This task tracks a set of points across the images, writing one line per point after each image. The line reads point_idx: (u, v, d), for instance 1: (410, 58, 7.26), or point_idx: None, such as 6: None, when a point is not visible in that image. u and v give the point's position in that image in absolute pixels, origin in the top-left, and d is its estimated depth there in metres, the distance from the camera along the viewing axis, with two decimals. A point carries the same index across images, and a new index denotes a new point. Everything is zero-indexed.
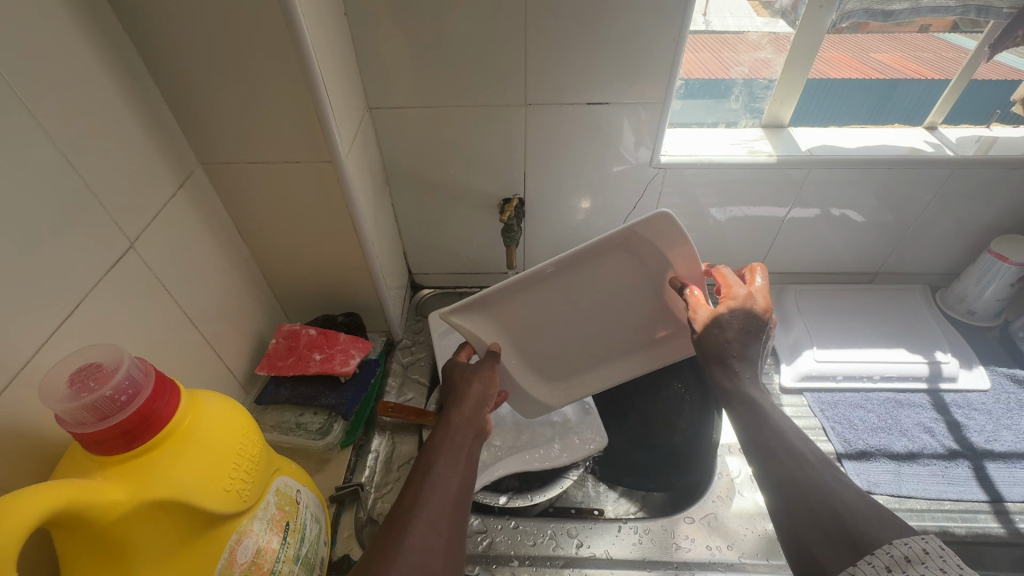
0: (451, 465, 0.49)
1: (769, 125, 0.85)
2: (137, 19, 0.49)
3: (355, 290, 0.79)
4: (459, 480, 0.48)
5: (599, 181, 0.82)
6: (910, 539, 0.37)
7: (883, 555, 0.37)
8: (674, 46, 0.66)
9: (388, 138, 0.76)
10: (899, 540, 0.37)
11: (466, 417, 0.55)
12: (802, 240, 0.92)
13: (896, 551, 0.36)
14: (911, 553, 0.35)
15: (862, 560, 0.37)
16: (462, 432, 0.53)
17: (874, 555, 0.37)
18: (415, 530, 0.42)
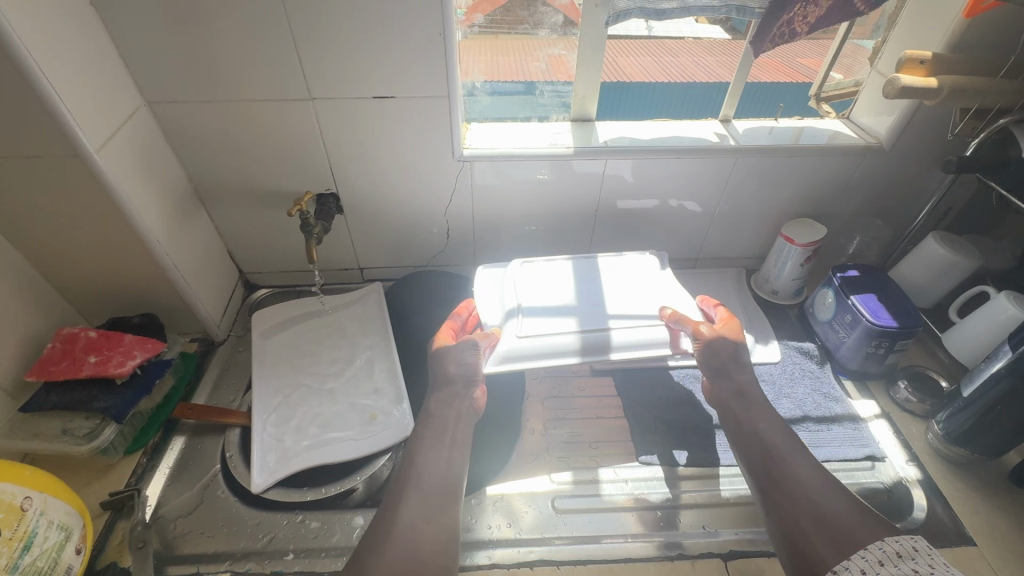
0: (431, 446, 0.65)
1: (578, 119, 0.89)
2: None
3: (153, 291, 0.77)
4: (444, 458, 0.64)
5: (409, 176, 0.83)
6: (902, 539, 0.48)
7: (876, 551, 0.48)
8: (441, 39, 0.67)
9: (178, 134, 0.75)
10: (893, 539, 0.48)
11: (442, 402, 0.69)
12: (623, 229, 0.96)
13: (884, 548, 0.48)
14: (899, 549, 0.47)
15: (856, 556, 0.49)
16: (442, 415, 0.68)
17: (867, 550, 0.48)
18: (406, 508, 0.57)
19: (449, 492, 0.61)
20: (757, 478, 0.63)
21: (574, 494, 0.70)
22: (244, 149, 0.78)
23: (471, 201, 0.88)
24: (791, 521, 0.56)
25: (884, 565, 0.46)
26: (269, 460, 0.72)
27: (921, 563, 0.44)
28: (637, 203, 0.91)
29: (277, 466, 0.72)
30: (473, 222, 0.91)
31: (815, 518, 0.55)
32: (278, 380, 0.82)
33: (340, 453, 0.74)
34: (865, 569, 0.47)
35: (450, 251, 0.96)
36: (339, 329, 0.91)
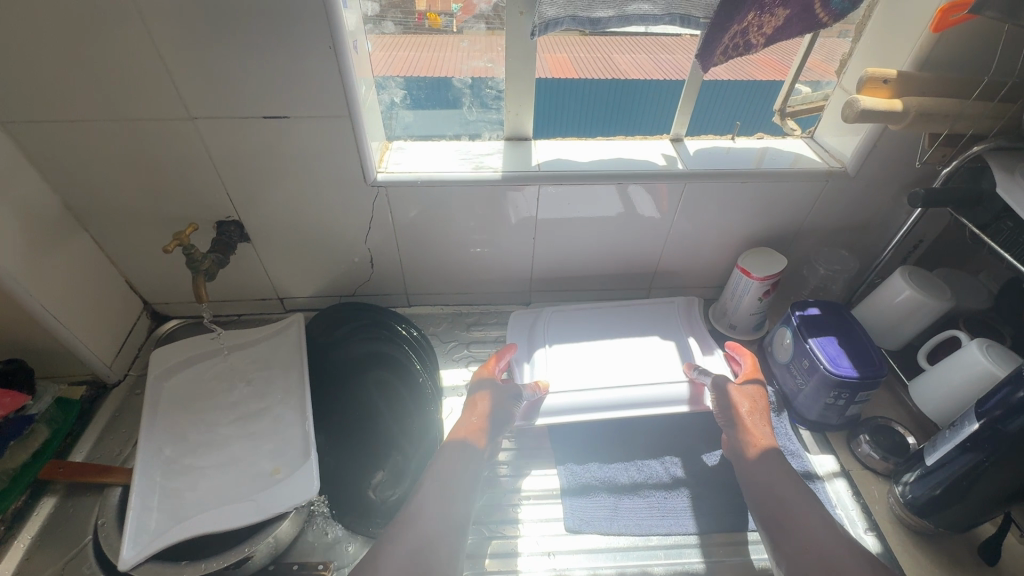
0: (447, 475, 0.64)
1: (513, 138, 0.80)
2: None
3: (21, 333, 0.68)
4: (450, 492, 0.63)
5: (319, 202, 0.74)
6: None
7: None
8: (333, 51, 0.59)
9: (45, 157, 0.66)
10: None
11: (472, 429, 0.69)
12: (566, 259, 0.87)
13: None
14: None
15: None
16: (461, 445, 0.67)
17: None
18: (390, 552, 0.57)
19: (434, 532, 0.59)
20: (769, 524, 0.60)
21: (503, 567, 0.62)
22: (124, 172, 0.69)
23: (393, 228, 0.79)
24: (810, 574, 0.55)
25: None
26: (145, 529, 0.63)
27: None
28: (579, 231, 0.82)
29: (152, 536, 0.63)
30: (399, 250, 0.83)
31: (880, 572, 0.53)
32: (171, 429, 0.73)
33: (225, 519, 0.64)
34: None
35: (377, 280, 0.87)
36: (249, 368, 0.82)
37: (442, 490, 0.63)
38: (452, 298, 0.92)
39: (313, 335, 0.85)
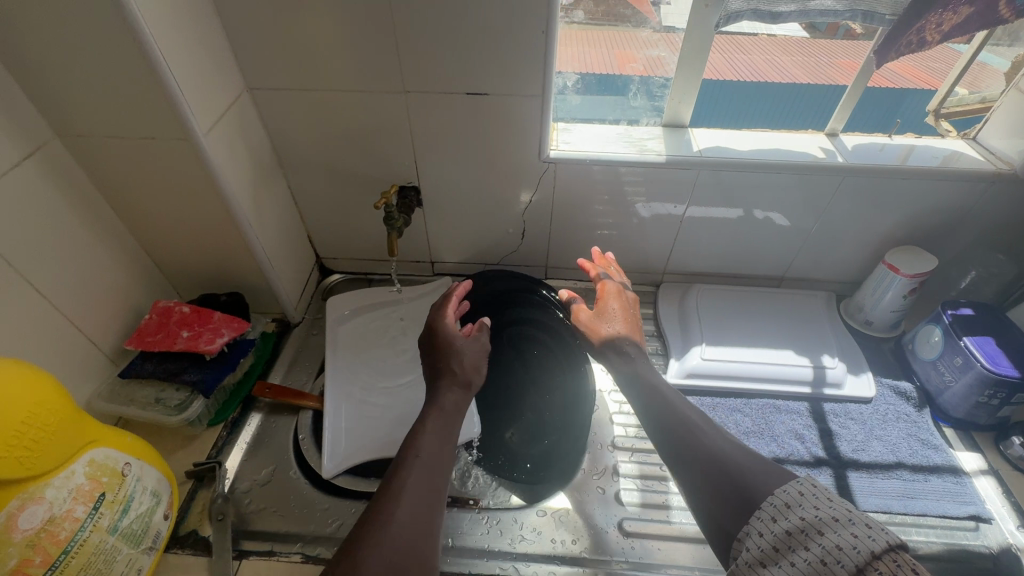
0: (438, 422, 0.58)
1: (669, 125, 0.85)
2: None
3: (240, 272, 0.79)
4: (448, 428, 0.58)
5: (490, 174, 0.82)
6: (789, 486, 0.44)
7: (769, 508, 0.44)
8: (544, 37, 0.65)
9: (274, 122, 0.76)
10: (781, 489, 0.45)
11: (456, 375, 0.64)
12: (704, 241, 0.90)
13: (761, 518, 0.44)
14: (787, 499, 0.43)
15: (754, 517, 0.45)
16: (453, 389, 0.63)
17: (761, 509, 0.44)
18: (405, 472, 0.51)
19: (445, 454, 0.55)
20: (665, 429, 0.59)
21: (651, 516, 0.68)
22: (333, 139, 0.78)
23: (551, 202, 0.85)
24: (694, 467, 0.53)
25: (774, 518, 0.43)
26: (339, 445, 0.73)
27: (812, 505, 0.42)
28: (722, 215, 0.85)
29: (344, 449, 0.73)
30: (550, 224, 0.89)
31: (728, 462, 0.51)
32: (348, 365, 0.83)
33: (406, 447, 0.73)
34: (774, 515, 0.43)
35: (522, 251, 0.94)
36: (407, 320, 0.90)
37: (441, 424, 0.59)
38: (586, 273, 0.98)
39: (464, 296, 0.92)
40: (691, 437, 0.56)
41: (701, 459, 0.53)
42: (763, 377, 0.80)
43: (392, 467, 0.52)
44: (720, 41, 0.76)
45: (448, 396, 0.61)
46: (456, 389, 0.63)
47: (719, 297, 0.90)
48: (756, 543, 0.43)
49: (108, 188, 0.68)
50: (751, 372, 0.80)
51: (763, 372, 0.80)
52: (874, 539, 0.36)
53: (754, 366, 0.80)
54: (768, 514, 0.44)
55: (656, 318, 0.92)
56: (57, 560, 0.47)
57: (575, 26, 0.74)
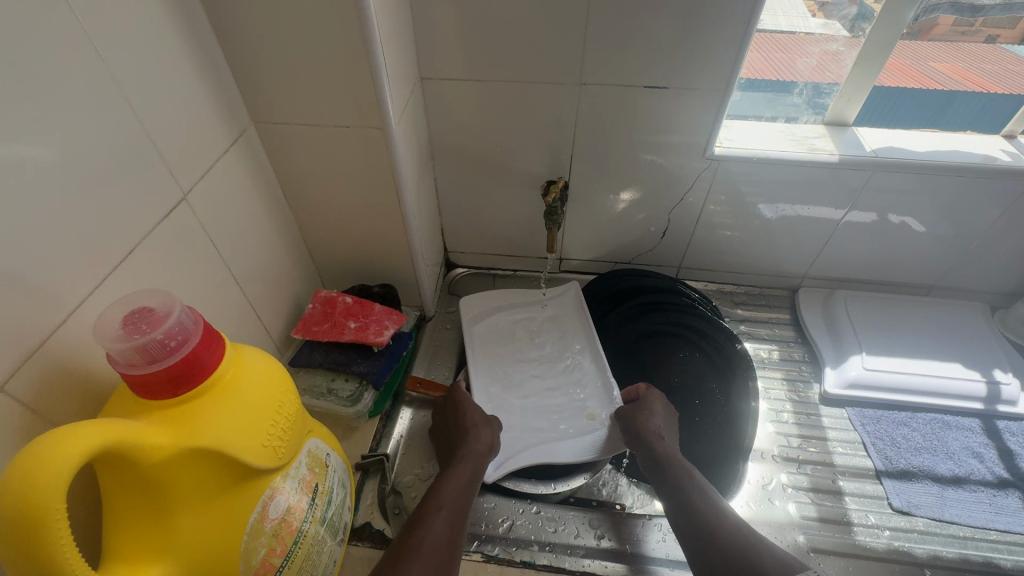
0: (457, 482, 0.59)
1: (832, 124, 0.81)
2: None
3: (392, 263, 0.79)
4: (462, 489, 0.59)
5: (644, 170, 0.80)
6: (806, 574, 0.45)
7: None
8: (743, 28, 0.63)
9: (437, 112, 0.76)
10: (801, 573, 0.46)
11: (482, 443, 0.65)
12: (855, 247, 0.87)
13: None
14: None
15: None
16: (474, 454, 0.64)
17: None
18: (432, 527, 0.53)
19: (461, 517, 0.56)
20: (675, 499, 0.59)
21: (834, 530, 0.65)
22: (492, 130, 0.77)
23: (702, 201, 0.83)
24: (700, 537, 0.53)
25: None
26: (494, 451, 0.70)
27: None
28: (884, 219, 0.82)
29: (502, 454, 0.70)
30: (695, 224, 0.87)
31: (729, 538, 0.52)
32: (490, 367, 0.81)
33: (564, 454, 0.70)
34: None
35: (658, 250, 0.92)
36: (543, 321, 0.87)
37: (461, 482, 0.60)
38: (720, 275, 0.95)
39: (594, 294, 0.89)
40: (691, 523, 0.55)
41: (726, 531, 0.53)
42: (929, 391, 0.77)
43: (414, 519, 0.54)
44: (900, 46, 0.72)
45: (471, 457, 0.63)
46: (479, 445, 0.65)
47: (868, 306, 0.87)
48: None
49: (287, 175, 0.68)
50: (916, 386, 0.77)
51: (930, 385, 0.77)
52: None
53: (919, 379, 0.77)
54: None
55: (798, 324, 0.89)
56: (289, 549, 0.47)
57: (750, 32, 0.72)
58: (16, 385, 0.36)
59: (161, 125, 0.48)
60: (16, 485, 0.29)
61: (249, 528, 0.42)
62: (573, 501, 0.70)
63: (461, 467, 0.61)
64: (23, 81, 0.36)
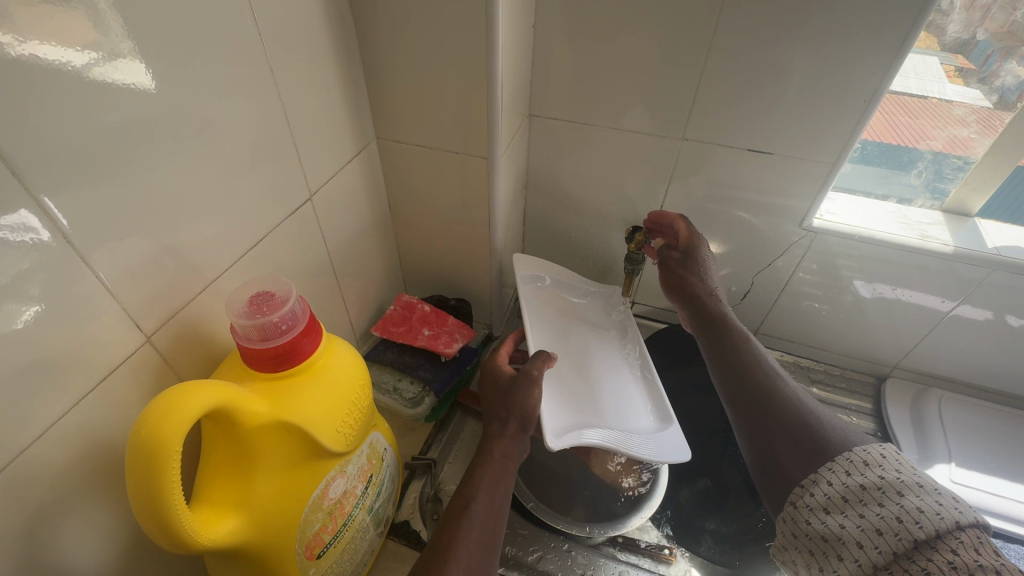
0: (496, 475, 0.56)
1: (951, 211, 0.76)
2: (369, 13, 0.59)
3: (471, 279, 0.83)
4: (493, 482, 0.55)
5: (735, 229, 0.79)
6: (869, 448, 0.46)
7: (859, 454, 0.46)
8: (865, 104, 0.62)
9: (538, 146, 0.80)
10: (861, 448, 0.46)
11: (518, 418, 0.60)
12: (961, 346, 0.79)
13: (836, 468, 0.45)
14: (867, 458, 0.45)
15: (824, 467, 0.46)
16: (507, 436, 0.59)
17: (835, 462, 0.46)
18: (466, 527, 0.50)
19: (497, 508, 0.54)
20: (727, 361, 0.60)
21: None
22: (586, 170, 0.80)
23: (792, 270, 0.81)
24: (757, 399, 0.54)
25: (850, 472, 0.44)
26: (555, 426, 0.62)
27: (891, 468, 0.43)
28: (1001, 320, 0.74)
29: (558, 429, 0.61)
30: (781, 291, 0.84)
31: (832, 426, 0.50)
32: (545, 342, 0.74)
33: (670, 453, 0.63)
34: (849, 469, 0.45)
35: (736, 311, 0.90)
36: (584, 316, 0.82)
37: (496, 474, 0.56)
38: (801, 348, 0.91)
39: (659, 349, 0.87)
40: (753, 388, 0.56)
41: (787, 403, 0.53)
42: None
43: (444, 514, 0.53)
44: None
45: (503, 442, 0.58)
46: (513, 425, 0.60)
47: (966, 413, 0.79)
48: (824, 491, 0.45)
49: (394, 186, 0.75)
50: (1012, 513, 0.69)
51: None
52: (959, 514, 0.38)
53: (1016, 505, 0.70)
54: (849, 476, 0.44)
55: (879, 417, 0.83)
56: (338, 530, 0.51)
57: (891, 94, 0.67)
58: (159, 338, 0.43)
59: (306, 134, 0.56)
60: (150, 421, 0.34)
61: (311, 502, 0.46)
62: (620, 538, 0.71)
63: (493, 453, 0.57)
64: (215, 91, 0.44)
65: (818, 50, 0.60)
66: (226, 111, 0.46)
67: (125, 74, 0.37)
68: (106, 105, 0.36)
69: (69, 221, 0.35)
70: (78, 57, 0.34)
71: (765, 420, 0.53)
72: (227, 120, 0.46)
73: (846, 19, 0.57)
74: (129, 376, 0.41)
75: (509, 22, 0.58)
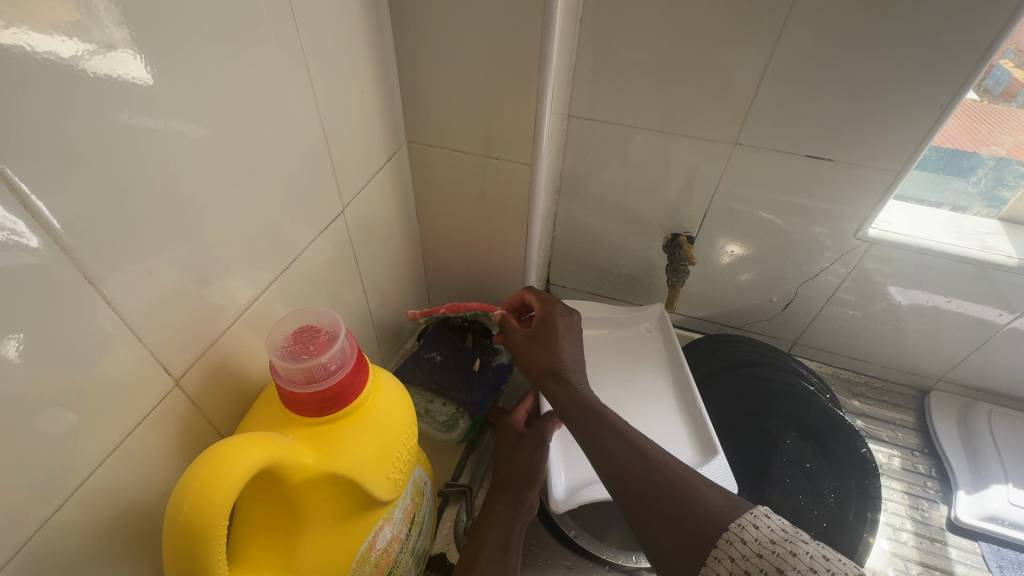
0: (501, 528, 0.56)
1: (1008, 220, 0.73)
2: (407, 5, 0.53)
3: (502, 290, 0.79)
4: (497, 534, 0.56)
5: (783, 237, 0.75)
6: (756, 523, 0.37)
7: (755, 533, 0.37)
8: (939, 110, 0.58)
9: (574, 149, 0.75)
10: (741, 526, 0.37)
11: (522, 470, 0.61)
12: (1013, 360, 0.76)
13: (733, 548, 0.36)
14: (755, 541, 0.36)
15: (711, 559, 0.37)
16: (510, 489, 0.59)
17: (723, 551, 0.37)
18: None
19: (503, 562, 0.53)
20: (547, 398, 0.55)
21: None
22: (625, 174, 0.75)
23: (839, 280, 0.77)
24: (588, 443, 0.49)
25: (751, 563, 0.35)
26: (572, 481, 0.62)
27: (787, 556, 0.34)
28: None
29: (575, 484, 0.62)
30: (825, 301, 0.81)
31: (625, 455, 0.45)
32: None
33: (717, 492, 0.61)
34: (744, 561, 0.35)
35: (775, 321, 0.86)
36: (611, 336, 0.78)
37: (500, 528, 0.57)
38: (841, 360, 0.87)
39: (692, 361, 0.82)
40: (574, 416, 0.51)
41: (608, 438, 0.47)
42: None
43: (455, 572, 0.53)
44: None
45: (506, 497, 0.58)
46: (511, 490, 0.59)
47: (1019, 430, 0.76)
48: None
49: (422, 192, 0.70)
50: None
51: None
52: None
53: None
54: (738, 563, 0.36)
55: (925, 432, 0.80)
56: None
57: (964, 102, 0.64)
58: (188, 379, 0.38)
59: (338, 140, 0.51)
60: (189, 494, 0.29)
61: (358, 557, 0.41)
62: None
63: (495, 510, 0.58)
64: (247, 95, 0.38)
65: (894, 50, 0.55)
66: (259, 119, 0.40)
67: (123, 70, 0.30)
68: (128, 117, 0.31)
69: (89, 255, 0.30)
70: (64, 46, 0.27)
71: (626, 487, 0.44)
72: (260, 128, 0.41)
73: (929, 18, 0.53)
74: (156, 425, 0.36)
75: (563, 17, 0.53)
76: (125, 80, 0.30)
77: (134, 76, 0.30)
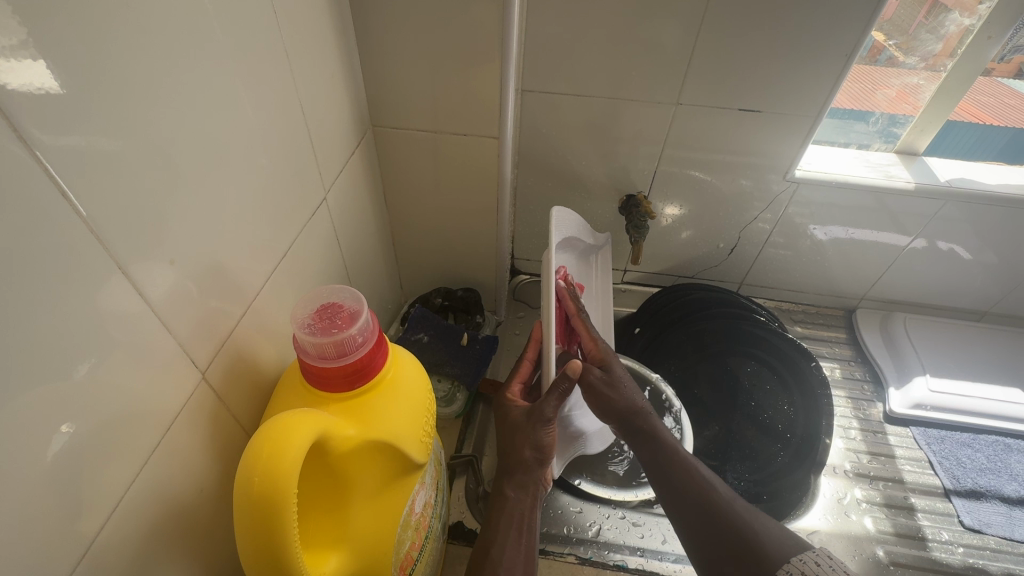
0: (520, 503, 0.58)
1: (902, 152, 0.84)
2: None
3: (475, 267, 0.81)
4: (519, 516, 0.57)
5: (723, 188, 0.82)
6: (803, 555, 0.45)
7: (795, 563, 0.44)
8: (844, 59, 0.66)
9: (530, 122, 0.78)
10: (796, 556, 0.45)
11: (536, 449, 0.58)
12: (915, 274, 0.90)
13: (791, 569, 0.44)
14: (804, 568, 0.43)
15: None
16: (522, 471, 0.59)
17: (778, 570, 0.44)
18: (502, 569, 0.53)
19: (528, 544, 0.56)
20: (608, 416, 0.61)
21: (907, 545, 0.68)
22: (579, 143, 0.80)
23: (774, 222, 0.86)
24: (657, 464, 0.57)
25: None
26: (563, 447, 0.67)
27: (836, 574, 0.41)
28: (933, 245, 0.85)
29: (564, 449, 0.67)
30: (763, 242, 0.90)
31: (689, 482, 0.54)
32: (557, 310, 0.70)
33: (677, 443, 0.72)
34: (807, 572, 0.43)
35: (723, 266, 0.95)
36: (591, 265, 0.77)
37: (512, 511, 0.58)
38: (781, 293, 0.98)
39: (663, 312, 0.89)
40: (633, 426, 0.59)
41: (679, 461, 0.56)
42: (987, 414, 0.81)
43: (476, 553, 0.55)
44: (982, 81, 0.76)
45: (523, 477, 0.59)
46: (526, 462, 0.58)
47: (929, 331, 0.90)
48: None
49: (390, 177, 0.70)
50: (973, 407, 0.82)
51: (986, 407, 0.82)
52: None
53: (976, 401, 0.82)
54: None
55: (856, 344, 0.92)
56: (422, 544, 0.48)
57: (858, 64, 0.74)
58: (213, 372, 0.38)
59: (314, 126, 0.50)
60: (259, 466, 0.30)
61: (402, 521, 0.43)
62: None
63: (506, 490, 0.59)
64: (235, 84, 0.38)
65: (805, 10, 0.63)
66: (245, 104, 0.40)
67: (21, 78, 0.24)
68: (136, 102, 0.30)
69: (117, 242, 0.30)
70: None
71: (694, 511, 0.52)
72: (246, 115, 0.40)
73: None
74: (189, 419, 0.36)
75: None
76: (130, 70, 0.29)
77: (7, 83, 0.23)
